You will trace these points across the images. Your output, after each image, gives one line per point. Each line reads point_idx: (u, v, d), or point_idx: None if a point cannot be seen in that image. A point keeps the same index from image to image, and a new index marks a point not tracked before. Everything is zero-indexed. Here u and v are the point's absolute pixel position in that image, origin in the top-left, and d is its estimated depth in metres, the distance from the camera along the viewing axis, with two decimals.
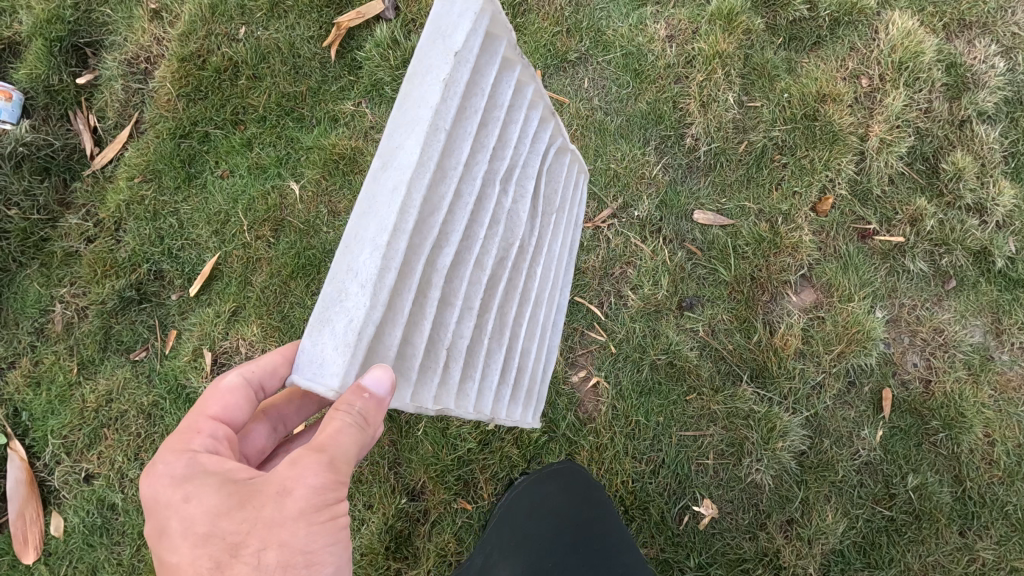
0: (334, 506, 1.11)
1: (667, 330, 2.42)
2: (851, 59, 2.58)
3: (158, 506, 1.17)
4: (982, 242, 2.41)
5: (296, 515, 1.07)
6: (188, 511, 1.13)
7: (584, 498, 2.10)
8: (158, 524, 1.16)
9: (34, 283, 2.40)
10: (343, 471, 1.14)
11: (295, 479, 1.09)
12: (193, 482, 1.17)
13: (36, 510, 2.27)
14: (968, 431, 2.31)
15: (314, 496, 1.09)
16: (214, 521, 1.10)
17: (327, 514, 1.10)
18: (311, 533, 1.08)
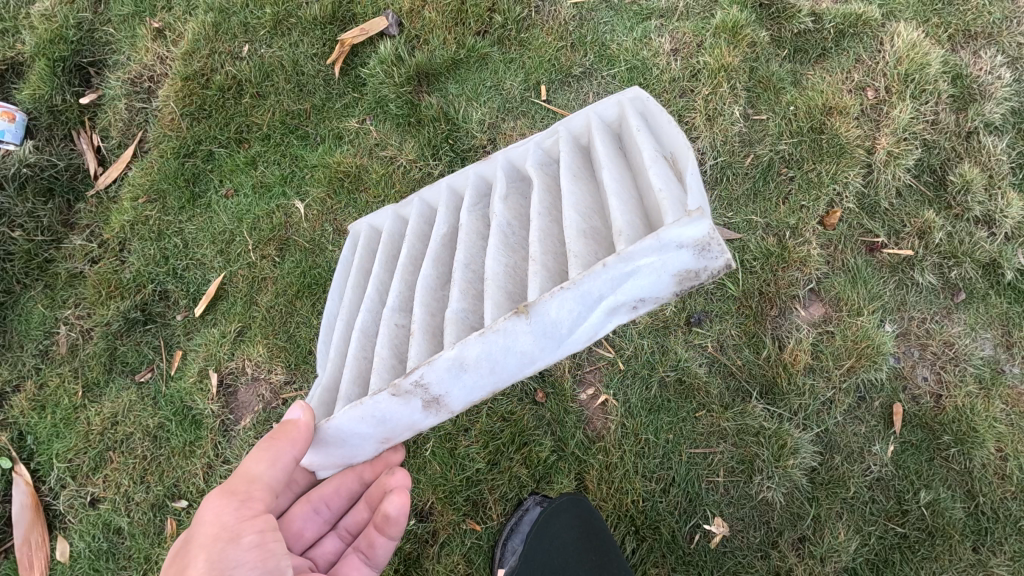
0: (236, 528, 1.26)
1: (676, 347, 2.39)
2: (856, 71, 2.57)
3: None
4: (992, 255, 2.39)
5: (205, 537, 1.24)
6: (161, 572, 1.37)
7: (595, 536, 2.10)
8: None
9: (38, 305, 2.39)
10: (243, 491, 1.33)
11: (202, 516, 1.29)
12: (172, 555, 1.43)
13: (41, 534, 2.24)
14: (980, 446, 2.29)
15: (217, 520, 1.26)
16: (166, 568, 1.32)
17: (227, 537, 1.24)
18: (213, 548, 1.22)
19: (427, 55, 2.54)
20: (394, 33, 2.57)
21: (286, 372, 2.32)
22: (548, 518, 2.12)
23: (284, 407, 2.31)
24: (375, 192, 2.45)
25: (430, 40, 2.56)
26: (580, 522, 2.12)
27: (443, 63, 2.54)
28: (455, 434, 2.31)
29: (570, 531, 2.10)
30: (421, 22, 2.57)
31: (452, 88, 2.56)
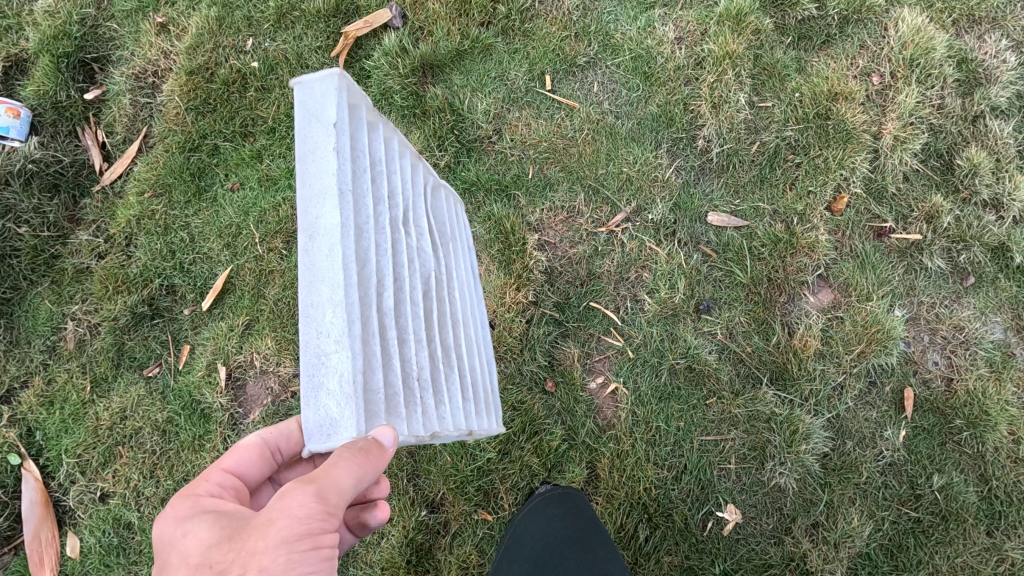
0: (319, 536, 0.99)
1: (685, 335, 2.38)
2: (861, 57, 2.56)
3: (160, 545, 1.12)
4: (1000, 238, 2.39)
5: (279, 543, 0.95)
6: (185, 546, 1.06)
7: (591, 521, 2.11)
8: (161, 561, 1.09)
9: (45, 301, 2.38)
10: (333, 499, 1.00)
11: (284, 504, 0.99)
12: (199, 521, 1.11)
13: (51, 531, 2.24)
14: (992, 429, 2.28)
15: (295, 526, 0.96)
16: (204, 552, 1.02)
17: (309, 543, 0.97)
18: (293, 562, 0.94)
19: (431, 46, 2.54)
20: (397, 25, 2.57)
21: (294, 365, 2.31)
22: (539, 507, 2.15)
23: (292, 400, 2.31)
24: None
25: (434, 32, 2.56)
26: (576, 508, 2.13)
27: (447, 54, 2.54)
28: None
29: (563, 516, 2.11)
30: (424, 14, 2.57)
31: (456, 79, 2.56)
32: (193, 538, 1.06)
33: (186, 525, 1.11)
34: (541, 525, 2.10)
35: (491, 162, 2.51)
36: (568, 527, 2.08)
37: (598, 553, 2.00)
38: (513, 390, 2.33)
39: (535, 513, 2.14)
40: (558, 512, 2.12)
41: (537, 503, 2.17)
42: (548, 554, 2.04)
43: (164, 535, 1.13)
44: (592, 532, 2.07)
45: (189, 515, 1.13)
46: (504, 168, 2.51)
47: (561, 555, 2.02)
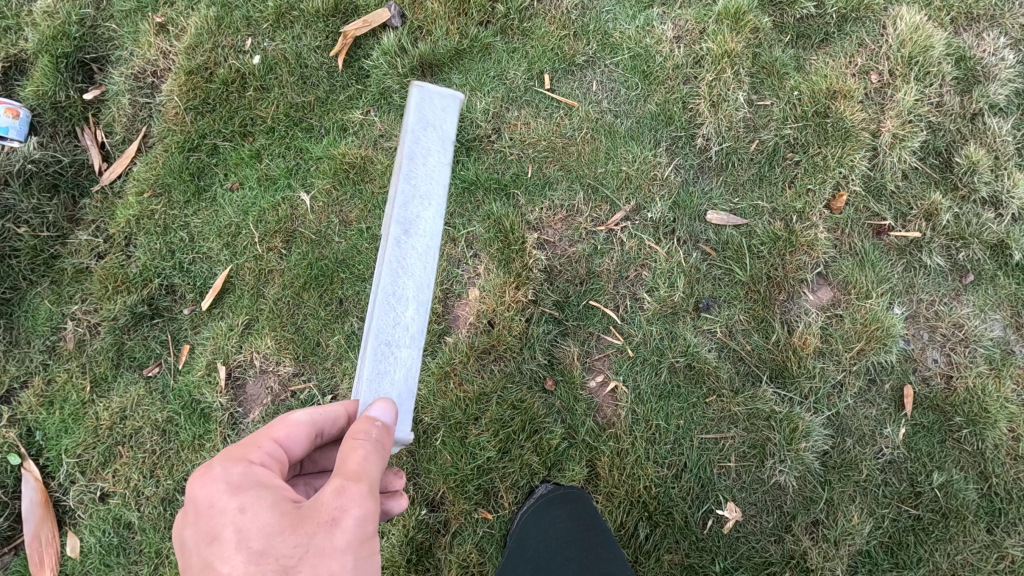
0: (371, 541, 1.18)
1: (684, 333, 2.38)
2: (859, 55, 2.56)
3: (212, 510, 1.20)
4: (999, 236, 2.39)
5: (342, 545, 1.12)
6: (243, 522, 1.15)
7: (593, 520, 2.19)
8: (211, 529, 1.17)
9: (45, 301, 2.38)
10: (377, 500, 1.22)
11: (345, 503, 1.16)
12: (257, 494, 1.21)
13: (52, 531, 2.24)
14: (992, 427, 2.28)
15: (354, 530, 1.14)
16: (266, 539, 1.12)
17: (365, 548, 1.16)
18: (357, 560, 1.13)
19: (430, 46, 2.54)
20: (396, 24, 2.57)
21: (294, 364, 2.32)
22: (542, 511, 2.19)
23: (292, 399, 2.32)
24: (380, 183, 2.46)
25: (433, 31, 2.56)
26: (578, 509, 2.19)
27: (446, 53, 2.54)
28: (465, 423, 2.30)
29: (566, 518, 2.17)
30: (423, 13, 2.57)
31: (455, 79, 2.56)
32: (255, 520, 1.16)
33: (242, 501, 1.19)
34: (542, 528, 2.17)
35: (490, 161, 2.51)
36: (569, 530, 2.16)
37: (600, 555, 2.13)
38: (513, 389, 2.33)
39: (536, 513, 2.20)
40: (558, 515, 2.18)
41: (540, 504, 2.20)
42: (552, 552, 2.17)
43: (216, 502, 1.20)
44: (594, 533, 2.16)
45: (245, 486, 1.23)
46: (503, 167, 2.51)
47: (565, 555, 2.15)
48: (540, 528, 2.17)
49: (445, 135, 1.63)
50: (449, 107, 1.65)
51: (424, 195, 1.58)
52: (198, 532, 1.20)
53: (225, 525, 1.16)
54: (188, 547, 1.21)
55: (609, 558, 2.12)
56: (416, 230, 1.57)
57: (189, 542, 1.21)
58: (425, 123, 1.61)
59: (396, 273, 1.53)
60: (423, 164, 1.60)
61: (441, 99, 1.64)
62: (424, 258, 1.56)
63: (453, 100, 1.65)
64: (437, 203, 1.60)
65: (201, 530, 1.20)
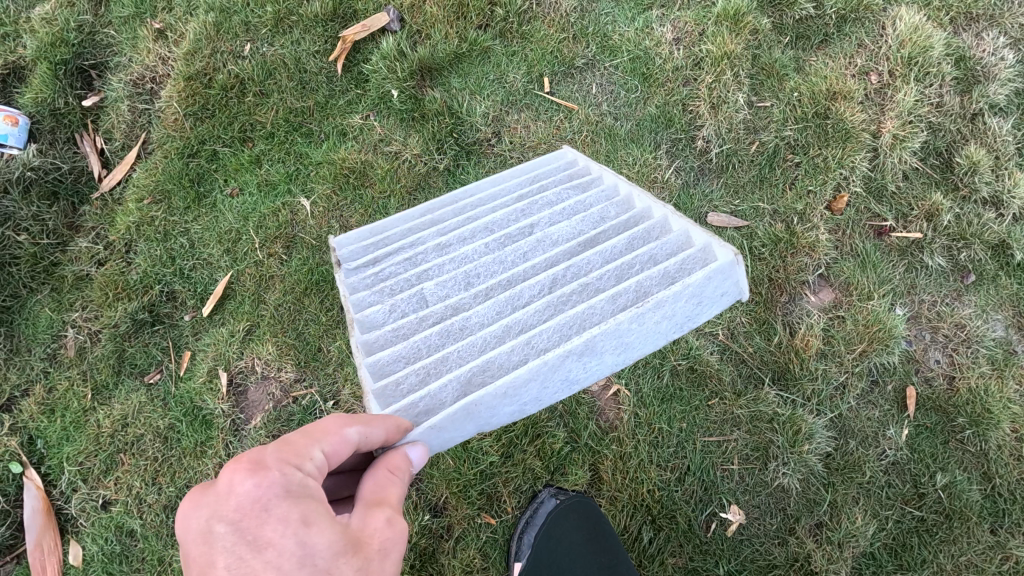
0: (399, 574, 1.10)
1: (686, 335, 2.38)
2: (859, 56, 2.56)
3: (265, 515, 0.99)
4: (1000, 236, 2.39)
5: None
6: (306, 538, 0.98)
7: (600, 528, 2.14)
8: (261, 539, 0.97)
9: (45, 308, 2.38)
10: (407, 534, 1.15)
11: (396, 535, 1.08)
12: (314, 508, 1.03)
13: (53, 539, 2.23)
14: (995, 427, 2.28)
15: (399, 563, 1.07)
16: (332, 559, 0.97)
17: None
18: None
19: (429, 49, 2.54)
20: (395, 29, 2.57)
21: (295, 370, 2.32)
22: (550, 525, 2.14)
23: (294, 405, 2.32)
24: (381, 187, 2.46)
25: (431, 35, 2.56)
26: (588, 515, 2.16)
27: (445, 57, 2.54)
28: None
29: (577, 525, 2.13)
30: (422, 17, 2.56)
31: (455, 82, 2.56)
32: (321, 538, 0.99)
33: (306, 513, 1.01)
34: (555, 537, 2.12)
35: (490, 165, 2.51)
36: (581, 537, 2.11)
37: (606, 563, 2.06)
38: None
39: (551, 523, 2.14)
40: (571, 524, 2.13)
41: (549, 520, 2.15)
42: (562, 566, 2.10)
43: (273, 507, 1.00)
44: (601, 541, 2.10)
45: (302, 494, 1.04)
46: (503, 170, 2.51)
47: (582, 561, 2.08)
48: (552, 537, 2.12)
49: (689, 319, 1.40)
50: (728, 297, 1.47)
51: (625, 344, 1.31)
52: (242, 535, 0.98)
53: (284, 537, 0.97)
54: (218, 548, 0.98)
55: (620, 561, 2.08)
56: (588, 360, 1.27)
57: (223, 543, 0.98)
58: (696, 295, 1.38)
59: (537, 376, 1.21)
60: (658, 322, 1.33)
61: (728, 288, 1.45)
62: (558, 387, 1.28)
63: (730, 298, 1.49)
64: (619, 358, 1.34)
65: (245, 534, 0.98)
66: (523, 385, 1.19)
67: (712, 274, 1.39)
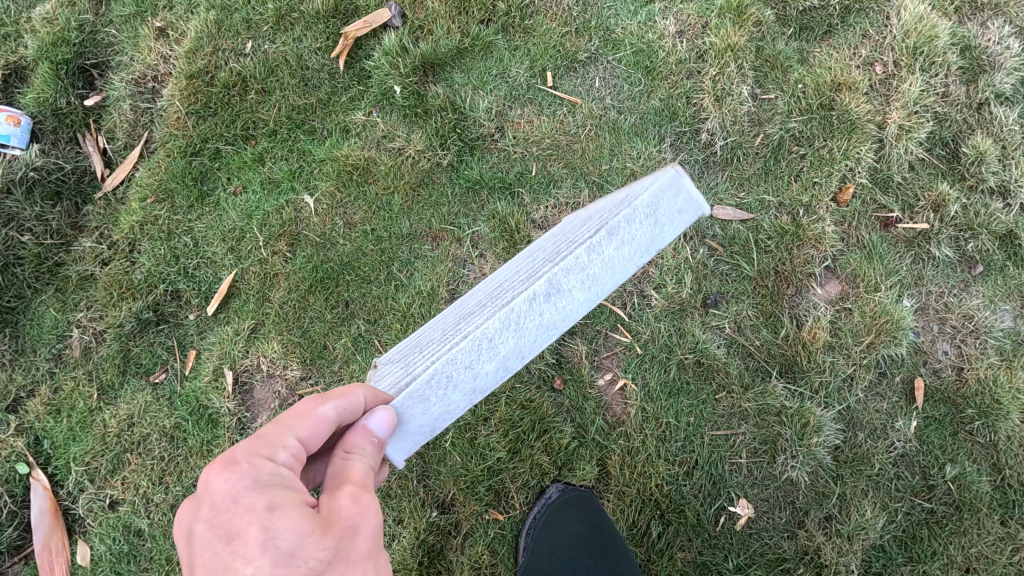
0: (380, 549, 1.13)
1: (693, 329, 2.37)
2: (863, 46, 2.54)
3: (235, 507, 1.03)
4: (1008, 226, 2.38)
5: (364, 552, 1.07)
6: (273, 522, 1.01)
7: (599, 520, 2.13)
8: (232, 529, 1.01)
9: (50, 309, 2.37)
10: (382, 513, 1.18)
11: (365, 514, 1.11)
12: (283, 494, 1.07)
13: (61, 539, 2.23)
14: (1005, 418, 2.27)
15: (374, 539, 1.10)
16: (297, 539, 1.00)
17: (378, 558, 1.11)
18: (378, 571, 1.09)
19: (432, 45, 2.53)
20: (396, 25, 2.56)
21: (301, 368, 2.32)
22: (550, 516, 2.15)
23: (300, 403, 2.32)
24: (384, 184, 2.45)
25: (434, 31, 2.54)
26: (587, 510, 2.15)
27: (447, 53, 2.53)
28: (474, 424, 2.28)
29: (577, 520, 2.12)
30: (424, 12, 2.55)
31: (457, 78, 2.54)
32: (286, 521, 1.01)
33: (271, 500, 1.04)
34: (554, 532, 2.11)
35: (494, 160, 2.49)
36: (581, 532, 2.09)
37: (608, 556, 2.04)
38: (522, 389, 2.31)
39: (550, 519, 2.15)
40: (570, 520, 2.12)
41: (548, 512, 2.17)
42: (563, 561, 2.07)
43: (242, 498, 1.04)
44: (601, 534, 2.10)
45: (271, 483, 1.08)
46: (507, 166, 2.49)
47: (583, 557, 2.05)
48: (551, 533, 2.12)
49: (655, 241, 1.39)
50: (691, 213, 1.46)
51: (591, 277, 1.32)
52: (214, 529, 1.02)
53: (250, 524, 1.00)
54: (197, 545, 1.03)
55: (623, 556, 2.05)
56: (560, 298, 1.30)
57: (200, 538, 1.03)
58: (653, 210, 1.40)
59: (507, 324, 1.26)
60: (620, 250, 1.34)
61: (685, 202, 1.45)
62: (542, 332, 1.30)
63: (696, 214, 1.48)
64: (597, 293, 1.35)
65: (218, 528, 1.02)
66: (495, 329, 1.25)
67: (659, 193, 1.42)
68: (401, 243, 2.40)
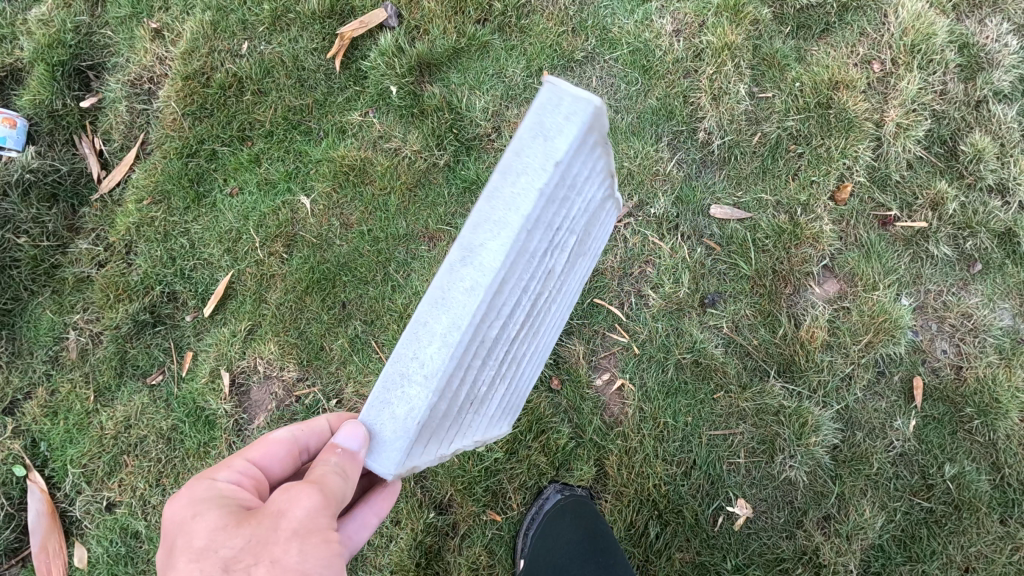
0: (326, 531, 1.14)
1: (691, 329, 2.37)
2: (861, 44, 2.53)
3: (173, 523, 1.22)
4: (1006, 224, 2.37)
5: (286, 535, 1.10)
6: (194, 528, 1.17)
7: (595, 526, 2.16)
8: (172, 541, 1.19)
9: (46, 311, 2.37)
10: (333, 498, 1.19)
11: (293, 501, 1.15)
12: (212, 505, 1.22)
13: (59, 541, 2.23)
14: (1003, 417, 2.26)
15: (301, 520, 1.12)
16: (211, 536, 1.14)
17: (318, 537, 1.12)
18: (305, 549, 1.09)
19: (428, 45, 2.52)
20: (393, 25, 2.55)
21: (298, 369, 2.32)
22: (545, 526, 2.16)
23: (297, 405, 2.32)
24: (381, 184, 2.45)
25: (430, 30, 2.54)
26: (583, 516, 2.16)
27: (444, 52, 2.52)
28: None
29: (574, 527, 2.14)
30: (421, 12, 2.54)
31: (454, 77, 2.53)
32: (202, 524, 1.17)
33: (197, 509, 1.21)
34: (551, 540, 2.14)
35: (491, 160, 2.48)
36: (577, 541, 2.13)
37: (603, 564, 2.10)
38: None
39: (547, 526, 2.16)
40: (565, 529, 2.14)
41: (544, 520, 2.18)
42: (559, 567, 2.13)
43: (177, 514, 1.23)
44: (597, 540, 2.14)
45: (206, 497, 1.25)
46: None
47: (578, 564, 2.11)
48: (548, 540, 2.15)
49: (553, 147, 1.09)
50: (583, 114, 1.11)
51: (501, 219, 1.08)
52: (164, 547, 1.22)
53: (178, 535, 1.18)
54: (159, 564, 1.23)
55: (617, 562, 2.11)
56: (479, 259, 1.08)
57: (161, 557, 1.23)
58: (541, 121, 1.10)
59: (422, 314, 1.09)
60: (524, 179, 1.09)
61: (571, 104, 1.10)
62: (467, 304, 1.08)
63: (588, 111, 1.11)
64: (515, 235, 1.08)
65: (166, 544, 1.21)
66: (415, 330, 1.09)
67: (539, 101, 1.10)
68: (398, 243, 2.39)
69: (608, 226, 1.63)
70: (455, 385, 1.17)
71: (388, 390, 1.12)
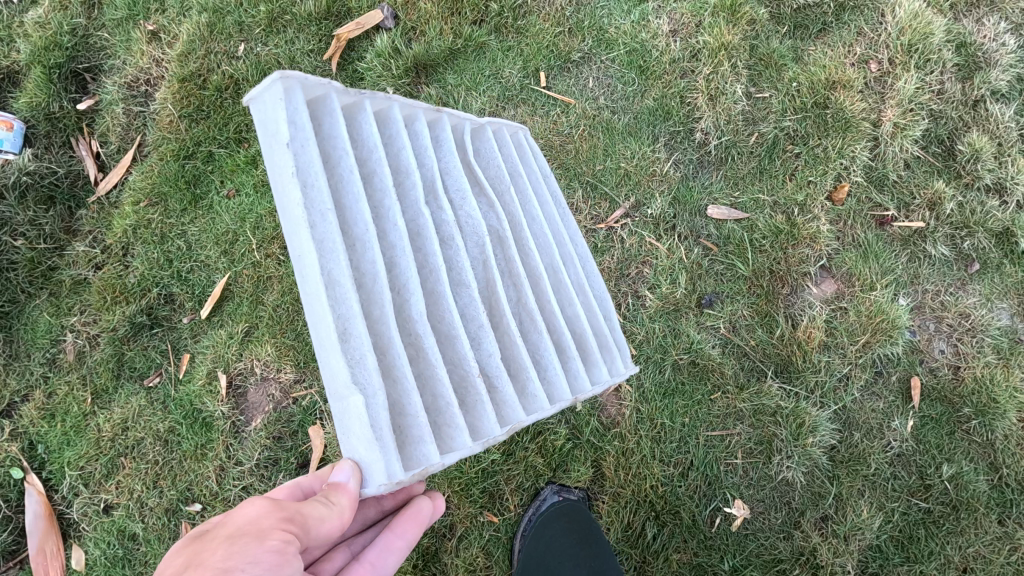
0: (267, 533, 1.09)
1: (688, 329, 2.36)
2: (858, 44, 2.53)
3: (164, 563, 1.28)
4: (1004, 223, 2.36)
5: (224, 538, 1.08)
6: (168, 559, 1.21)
7: (589, 530, 2.15)
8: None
9: (44, 314, 2.37)
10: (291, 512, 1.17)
11: (244, 512, 1.16)
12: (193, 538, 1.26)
13: (57, 544, 2.23)
14: (1001, 417, 2.25)
15: (243, 524, 1.11)
16: (171, 558, 1.17)
17: (253, 537, 1.07)
18: (232, 545, 1.05)
19: (425, 46, 2.52)
20: (389, 26, 2.56)
21: (295, 370, 2.33)
22: (538, 528, 2.16)
23: (295, 406, 2.32)
24: None
25: (426, 31, 2.53)
26: (578, 520, 2.16)
27: (441, 53, 2.51)
28: None
29: (567, 530, 2.14)
30: (417, 14, 2.54)
31: (450, 79, 2.54)
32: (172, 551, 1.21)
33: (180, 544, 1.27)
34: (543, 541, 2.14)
35: None
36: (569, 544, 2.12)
37: (594, 567, 2.09)
38: None
39: (540, 528, 2.16)
40: (558, 530, 2.14)
41: (538, 521, 2.17)
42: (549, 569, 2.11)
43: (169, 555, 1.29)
44: (589, 544, 2.13)
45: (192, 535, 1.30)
46: None
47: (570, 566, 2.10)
48: (539, 542, 2.14)
49: (281, 138, 1.15)
50: (281, 93, 1.15)
51: (306, 220, 1.12)
52: None
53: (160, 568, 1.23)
54: None
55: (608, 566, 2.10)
56: (309, 262, 1.13)
57: None
58: (268, 138, 1.18)
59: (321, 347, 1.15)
60: (288, 187, 1.15)
61: (270, 99, 1.15)
62: (327, 304, 1.11)
63: (280, 87, 1.14)
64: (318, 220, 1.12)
65: None
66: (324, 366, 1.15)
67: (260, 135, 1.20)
68: None
69: (493, 149, 1.58)
70: (396, 369, 1.14)
71: (342, 415, 1.14)
